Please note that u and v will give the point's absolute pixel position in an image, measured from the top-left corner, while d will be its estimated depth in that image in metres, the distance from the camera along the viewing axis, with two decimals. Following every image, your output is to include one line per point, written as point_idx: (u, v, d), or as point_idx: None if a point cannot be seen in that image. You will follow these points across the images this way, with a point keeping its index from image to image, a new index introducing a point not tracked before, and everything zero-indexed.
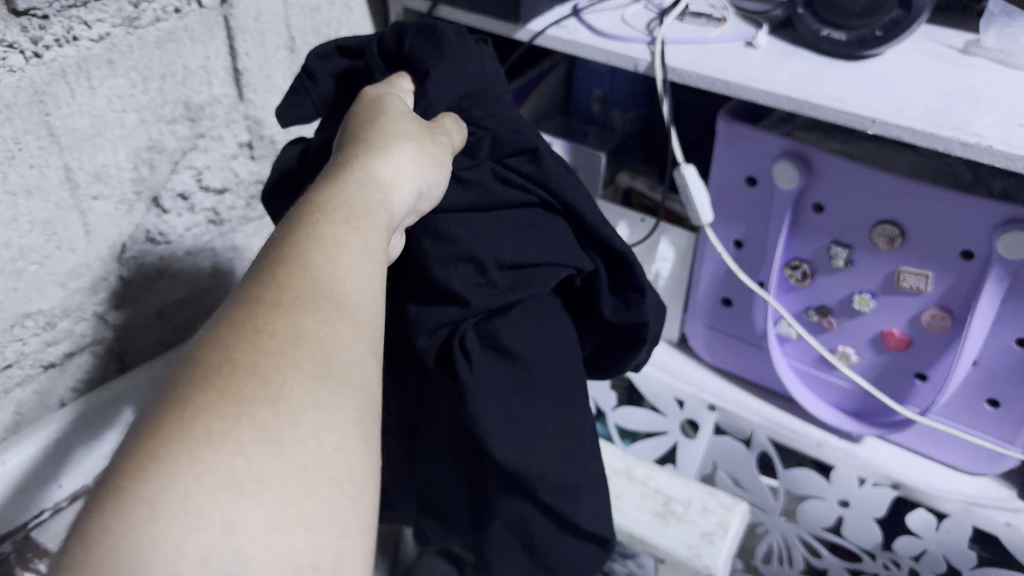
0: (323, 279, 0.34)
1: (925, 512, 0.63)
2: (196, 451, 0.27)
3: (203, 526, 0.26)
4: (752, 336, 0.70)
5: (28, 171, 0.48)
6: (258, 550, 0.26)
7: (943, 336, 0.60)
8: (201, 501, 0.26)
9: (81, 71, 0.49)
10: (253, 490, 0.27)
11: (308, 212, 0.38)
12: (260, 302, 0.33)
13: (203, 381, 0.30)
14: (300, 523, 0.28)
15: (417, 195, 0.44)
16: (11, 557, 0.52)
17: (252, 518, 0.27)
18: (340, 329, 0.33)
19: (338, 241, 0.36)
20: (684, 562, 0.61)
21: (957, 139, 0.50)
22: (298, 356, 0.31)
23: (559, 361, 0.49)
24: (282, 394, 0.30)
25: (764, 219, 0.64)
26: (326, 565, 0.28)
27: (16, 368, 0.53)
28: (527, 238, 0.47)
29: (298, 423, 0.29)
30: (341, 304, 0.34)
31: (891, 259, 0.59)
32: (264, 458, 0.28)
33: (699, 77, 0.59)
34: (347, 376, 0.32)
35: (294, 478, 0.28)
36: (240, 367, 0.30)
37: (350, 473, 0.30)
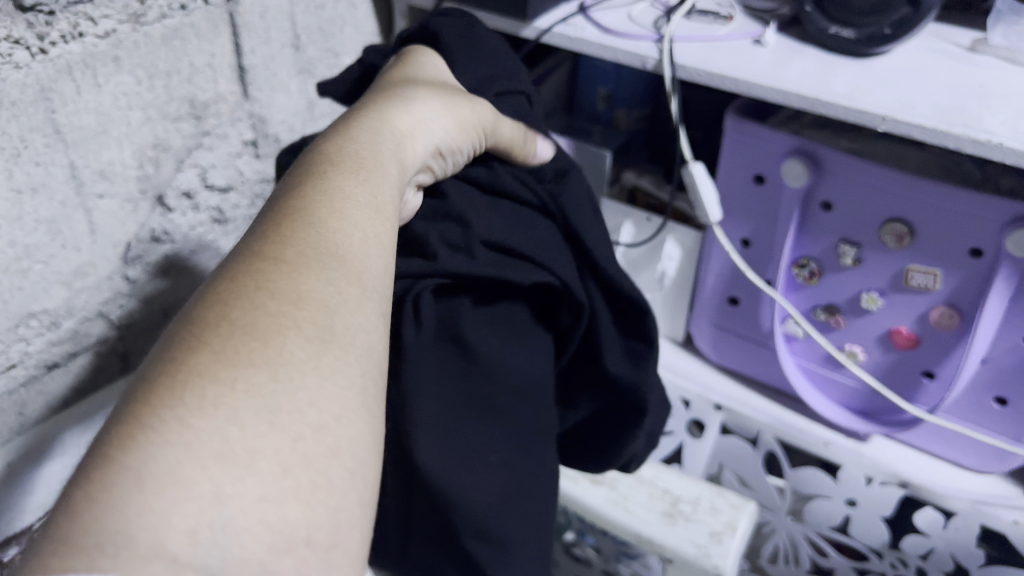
0: (327, 234, 0.35)
1: (932, 511, 0.63)
2: (189, 418, 0.27)
3: (192, 496, 0.26)
4: (759, 335, 0.69)
5: (34, 168, 0.48)
6: (246, 523, 0.26)
7: (952, 335, 0.59)
8: (190, 470, 0.26)
9: (87, 68, 0.49)
10: (247, 460, 0.27)
11: (319, 171, 0.38)
12: (263, 261, 0.33)
13: (200, 341, 0.30)
14: (295, 495, 0.27)
15: (435, 149, 0.44)
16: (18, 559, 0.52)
17: (244, 489, 0.26)
18: (342, 287, 0.33)
19: (345, 195, 0.37)
20: (691, 563, 0.60)
21: (968, 137, 0.50)
22: (298, 319, 0.31)
23: (531, 391, 0.47)
24: (282, 356, 0.30)
25: (772, 217, 0.64)
26: (321, 539, 0.28)
27: (19, 368, 0.53)
28: (522, 233, 0.48)
29: (295, 388, 0.29)
30: (344, 261, 0.34)
31: (900, 258, 0.59)
32: (259, 426, 0.28)
33: (708, 74, 0.58)
34: (348, 341, 0.32)
35: (291, 448, 0.28)
36: (237, 328, 0.30)
37: (348, 441, 0.30)
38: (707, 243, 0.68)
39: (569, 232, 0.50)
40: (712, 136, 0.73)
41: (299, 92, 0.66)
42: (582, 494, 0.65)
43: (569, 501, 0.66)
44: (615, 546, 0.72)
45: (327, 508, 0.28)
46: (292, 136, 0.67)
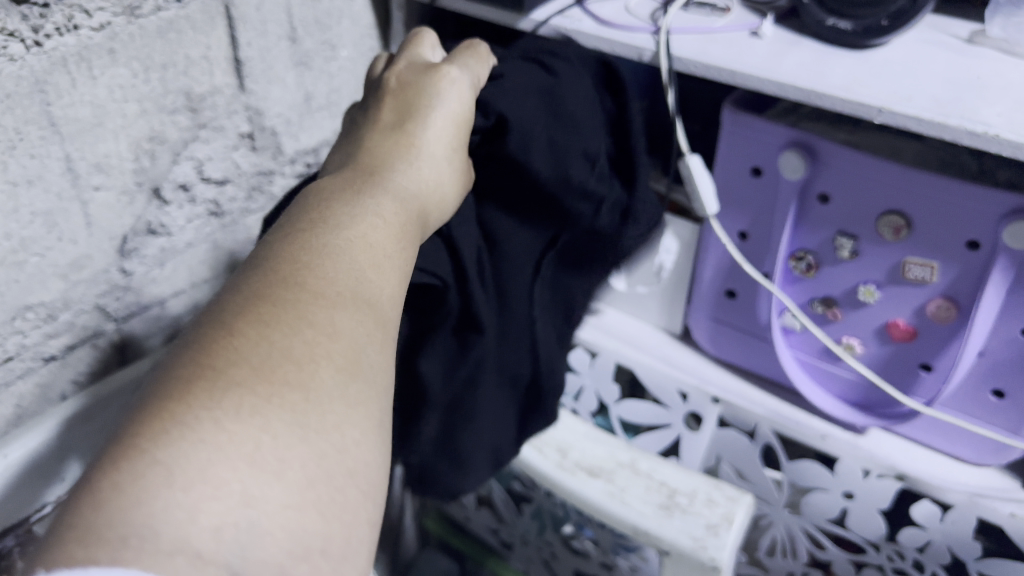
0: (367, 282, 0.36)
1: (929, 503, 0.63)
2: (228, 425, 0.29)
3: (221, 494, 0.27)
4: (757, 329, 0.69)
5: (29, 161, 0.48)
6: (270, 527, 0.27)
7: (948, 328, 0.59)
8: (220, 470, 0.28)
9: (82, 60, 0.49)
10: (276, 469, 0.29)
11: (358, 206, 0.39)
12: (303, 287, 0.34)
13: (240, 354, 0.31)
14: (313, 506, 0.29)
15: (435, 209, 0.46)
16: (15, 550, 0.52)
17: (270, 493, 0.28)
18: (371, 335, 0.34)
19: (382, 245, 0.38)
20: (688, 555, 0.61)
21: (964, 128, 0.50)
22: (330, 349, 0.32)
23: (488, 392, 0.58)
24: (314, 385, 0.31)
25: (769, 209, 0.64)
26: (334, 550, 0.29)
27: (16, 361, 0.53)
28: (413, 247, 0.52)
29: (324, 412, 0.31)
30: (377, 309, 0.35)
31: (898, 251, 0.59)
32: (289, 440, 0.29)
33: (704, 66, 0.58)
34: (372, 374, 0.33)
35: (316, 464, 0.29)
36: (276, 349, 0.31)
37: (364, 465, 0.31)
38: (704, 235, 0.68)
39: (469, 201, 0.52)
40: (710, 129, 0.73)
41: (296, 84, 0.65)
42: (579, 486, 0.66)
43: (566, 492, 0.66)
44: (612, 538, 0.73)
45: (341, 522, 0.30)
46: (289, 129, 0.67)
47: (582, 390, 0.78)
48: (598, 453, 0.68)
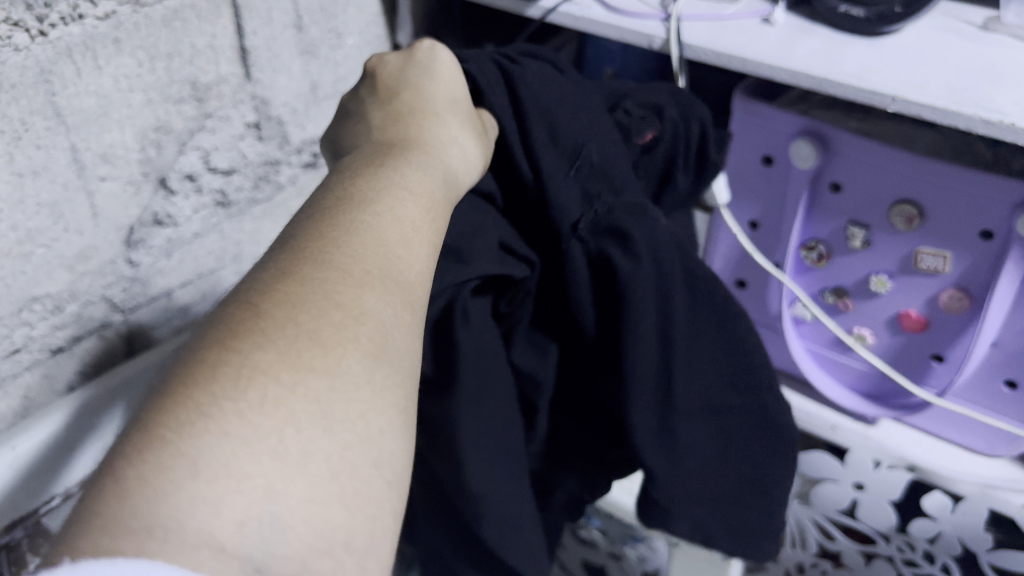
0: (391, 260, 0.34)
1: (941, 495, 0.62)
2: (250, 416, 0.27)
3: (246, 489, 0.26)
4: (767, 319, 0.69)
5: (35, 152, 0.48)
6: (292, 521, 0.26)
7: (962, 318, 0.59)
8: (245, 464, 0.26)
9: (87, 50, 0.49)
10: (299, 462, 0.27)
11: (387, 185, 0.37)
12: (327, 265, 0.32)
13: (264, 336, 0.29)
14: (338, 497, 0.27)
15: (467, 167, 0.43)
16: (23, 543, 0.51)
17: (295, 488, 0.26)
18: (399, 313, 0.33)
19: (405, 219, 0.36)
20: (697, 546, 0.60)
21: (979, 118, 0.49)
22: (358, 332, 0.31)
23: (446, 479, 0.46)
24: (341, 371, 0.29)
25: (780, 197, 0.63)
26: (358, 544, 0.27)
27: (24, 352, 0.53)
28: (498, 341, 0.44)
29: (349, 399, 0.29)
30: (403, 287, 0.33)
31: (911, 240, 0.58)
32: (312, 430, 0.28)
33: (715, 53, 0.57)
34: (398, 362, 0.31)
35: (341, 455, 0.28)
36: (303, 331, 0.30)
37: (389, 453, 0.29)
38: (714, 224, 0.67)
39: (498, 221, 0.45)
40: (720, 117, 0.73)
41: (302, 73, 0.65)
42: None
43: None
44: (621, 528, 0.73)
45: (364, 514, 0.28)
46: (296, 117, 0.67)
47: None
48: None
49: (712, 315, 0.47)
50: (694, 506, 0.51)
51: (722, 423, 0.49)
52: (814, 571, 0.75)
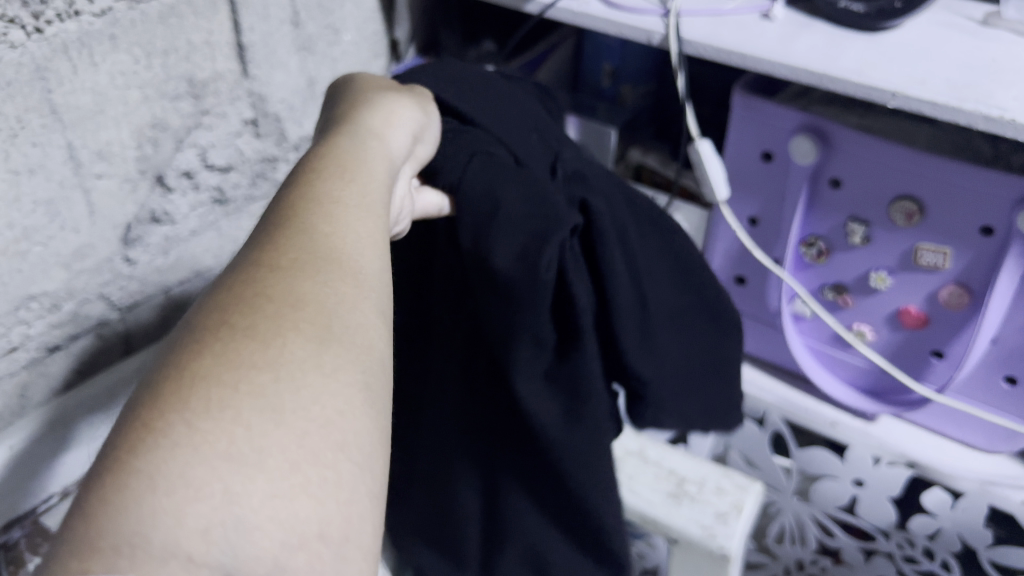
0: (323, 240, 0.33)
1: (940, 491, 0.62)
2: (192, 422, 0.26)
3: (203, 496, 0.25)
4: (766, 315, 0.69)
5: (31, 149, 0.48)
6: (258, 522, 0.25)
7: (962, 315, 0.59)
8: (200, 472, 0.25)
9: (83, 47, 0.48)
10: (255, 461, 0.26)
11: (324, 173, 0.36)
12: (259, 266, 0.31)
13: (201, 345, 0.28)
14: (303, 488, 0.26)
15: (413, 136, 0.43)
16: (21, 542, 0.52)
17: (253, 488, 0.25)
18: (342, 290, 0.31)
19: (333, 198, 0.35)
20: (696, 543, 0.61)
21: (979, 113, 0.49)
22: (297, 319, 0.30)
23: (560, 440, 0.52)
24: (283, 357, 0.28)
25: (780, 193, 0.63)
26: (334, 534, 0.26)
27: (21, 351, 0.53)
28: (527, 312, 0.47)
29: (298, 387, 0.28)
30: (342, 262, 0.32)
31: (910, 236, 0.58)
32: (264, 426, 0.26)
33: (714, 49, 0.57)
34: (348, 339, 0.30)
35: (297, 445, 0.27)
36: (237, 331, 0.29)
37: (355, 437, 0.28)
38: (713, 220, 0.67)
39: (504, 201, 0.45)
40: (720, 113, 0.72)
41: (300, 69, 0.65)
42: None
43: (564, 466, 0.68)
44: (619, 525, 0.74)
45: (338, 502, 0.27)
46: (293, 114, 0.66)
47: None
48: None
49: (626, 199, 0.53)
50: (683, 402, 0.56)
51: (680, 325, 0.55)
52: (813, 568, 0.74)
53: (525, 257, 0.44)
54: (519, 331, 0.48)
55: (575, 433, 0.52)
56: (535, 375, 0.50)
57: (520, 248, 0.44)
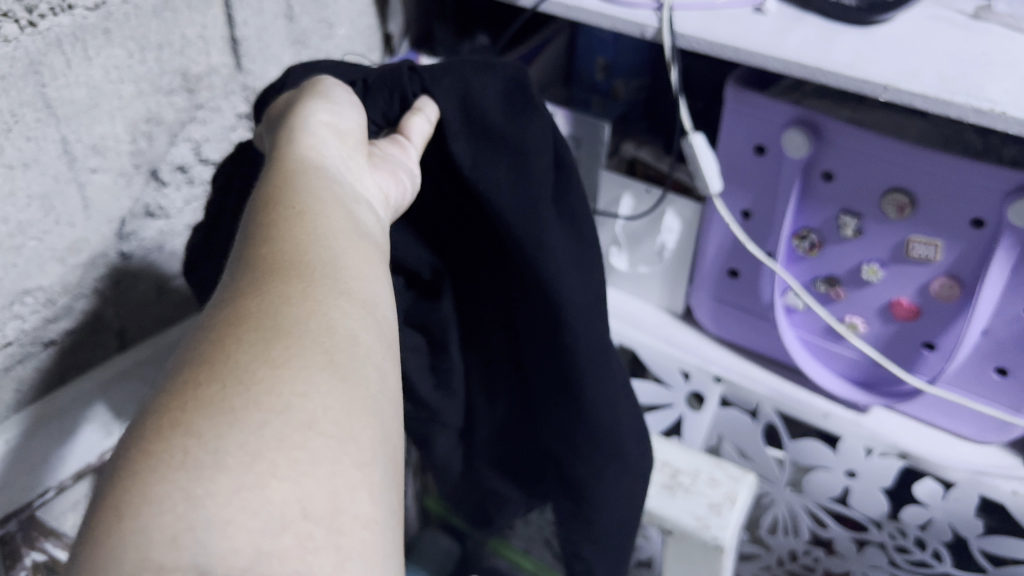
0: (262, 258, 0.34)
1: (932, 481, 0.63)
2: (147, 445, 0.26)
3: (165, 508, 0.25)
4: (759, 307, 0.69)
5: (25, 143, 0.47)
6: (227, 516, 0.25)
7: (953, 306, 0.59)
8: (158, 488, 0.25)
9: (77, 41, 0.48)
10: (213, 462, 0.26)
11: (261, 202, 0.37)
12: (208, 308, 0.32)
13: (161, 387, 0.29)
14: (272, 474, 0.26)
15: (339, 134, 0.42)
16: (17, 536, 0.51)
17: (215, 487, 0.25)
18: (287, 292, 0.32)
19: (269, 220, 0.36)
20: (691, 534, 0.61)
21: (970, 106, 0.49)
22: (241, 333, 0.30)
23: (573, 290, 0.50)
24: (229, 365, 0.29)
25: (773, 186, 0.63)
26: (320, 510, 0.26)
27: (15, 346, 0.52)
28: (516, 151, 0.47)
29: (250, 385, 0.28)
30: (283, 268, 0.33)
31: (902, 228, 0.58)
32: (218, 428, 0.27)
33: (706, 43, 0.58)
34: (302, 330, 0.31)
35: (256, 436, 0.27)
36: (184, 364, 0.29)
37: (323, 414, 0.28)
38: (707, 214, 0.67)
39: (455, 80, 0.47)
40: (713, 107, 0.73)
41: (294, 63, 0.65)
42: None
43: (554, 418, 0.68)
44: None
45: (316, 480, 0.27)
46: None
47: None
48: None
49: None
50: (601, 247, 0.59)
51: None
52: (806, 558, 0.75)
53: (514, 112, 0.47)
54: (535, 185, 0.48)
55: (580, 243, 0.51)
56: (551, 228, 0.49)
57: (505, 100, 0.47)
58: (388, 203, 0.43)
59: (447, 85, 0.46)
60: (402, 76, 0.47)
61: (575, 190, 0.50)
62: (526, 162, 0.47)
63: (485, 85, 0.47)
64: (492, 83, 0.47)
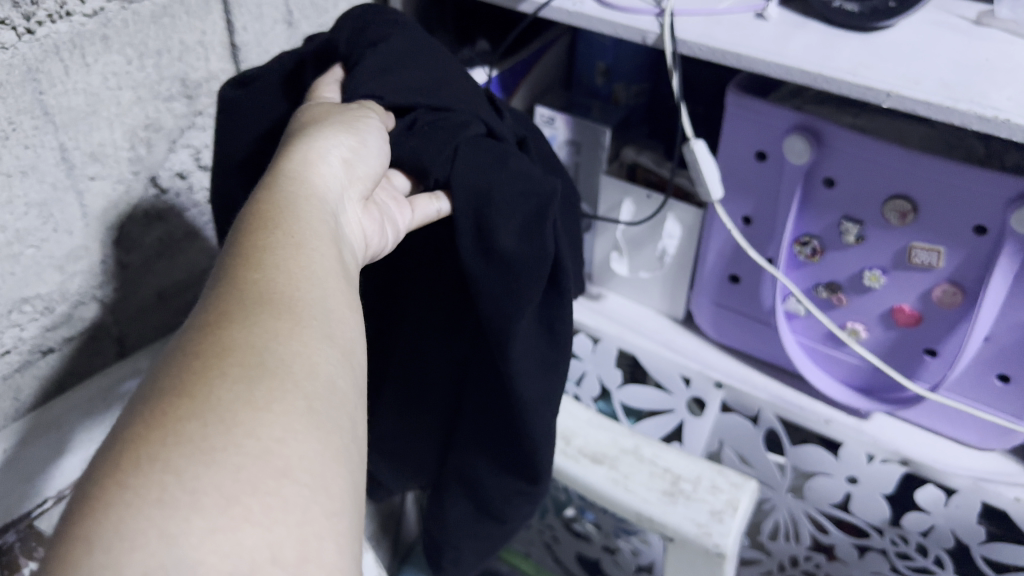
0: (251, 288, 0.34)
1: (934, 488, 0.63)
2: (123, 477, 0.26)
3: (139, 545, 0.25)
4: (760, 313, 0.69)
5: (23, 151, 0.47)
6: (200, 558, 0.25)
7: (955, 313, 0.59)
8: (135, 523, 0.25)
9: (76, 48, 0.48)
10: (189, 501, 0.26)
11: (253, 223, 0.38)
12: (189, 331, 0.32)
13: (138, 411, 0.29)
14: (245, 518, 0.26)
15: (344, 164, 0.43)
16: (15, 546, 0.50)
17: (190, 527, 0.26)
18: (274, 328, 0.32)
19: (259, 248, 0.36)
20: (692, 541, 0.61)
21: (973, 113, 0.49)
22: (224, 366, 0.30)
23: (531, 390, 0.53)
24: (211, 403, 0.29)
25: (774, 192, 0.63)
26: (288, 557, 0.27)
27: (13, 354, 0.52)
28: (509, 269, 0.48)
29: (229, 426, 0.28)
30: (271, 302, 0.33)
31: (903, 236, 0.58)
32: (196, 468, 0.27)
33: (708, 49, 0.57)
34: (284, 371, 0.31)
35: (232, 479, 0.27)
36: (165, 392, 0.29)
37: (299, 460, 0.29)
38: (708, 219, 0.67)
39: (485, 181, 0.47)
40: (714, 112, 0.73)
41: None
42: (583, 473, 0.66)
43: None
44: (614, 522, 0.78)
45: (286, 526, 0.27)
46: None
47: (584, 375, 0.78)
48: (603, 440, 0.68)
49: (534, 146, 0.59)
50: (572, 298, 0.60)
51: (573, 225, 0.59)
52: (807, 565, 0.74)
53: (527, 231, 0.48)
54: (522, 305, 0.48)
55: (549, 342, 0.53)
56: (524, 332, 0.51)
57: (520, 225, 0.48)
58: (367, 252, 0.44)
59: (473, 185, 0.47)
60: (435, 157, 0.47)
61: (564, 316, 0.53)
62: (518, 279, 0.48)
63: (508, 197, 0.47)
64: (515, 197, 0.48)
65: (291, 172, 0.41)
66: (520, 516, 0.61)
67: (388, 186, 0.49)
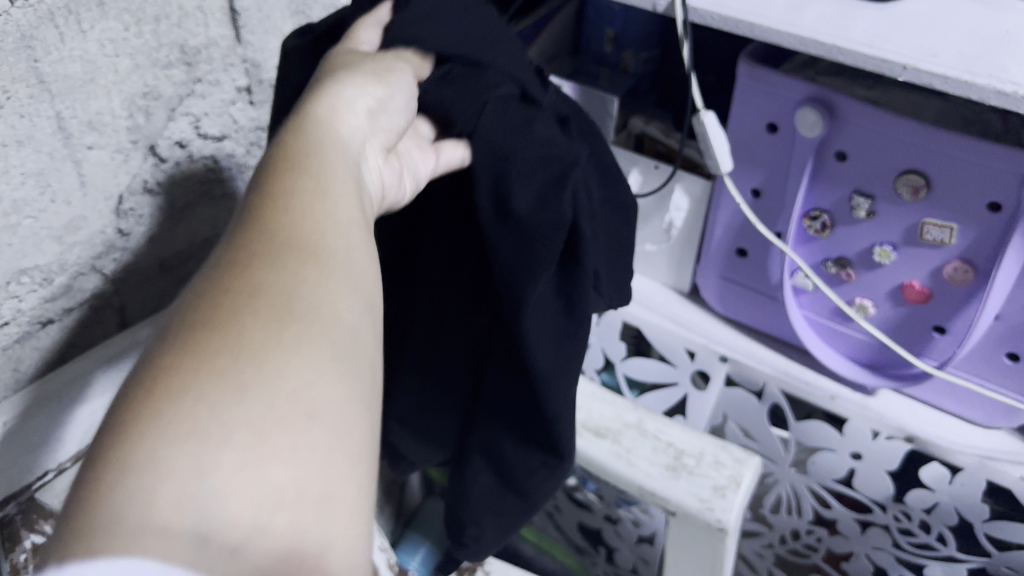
0: (280, 224, 0.33)
1: (938, 465, 0.62)
2: (153, 407, 0.26)
3: (170, 475, 0.25)
4: (767, 287, 0.68)
5: (18, 121, 0.46)
6: (230, 489, 0.25)
7: (966, 289, 0.58)
8: (168, 453, 0.25)
9: (71, 14, 0.47)
10: (221, 435, 0.26)
11: (279, 162, 0.37)
12: (218, 265, 0.32)
13: (169, 345, 0.28)
14: (275, 457, 0.26)
15: (372, 112, 0.42)
16: (16, 519, 0.51)
17: (222, 460, 0.25)
18: (304, 267, 0.32)
19: (287, 185, 0.35)
20: (695, 516, 0.60)
21: (992, 88, 0.48)
22: (253, 303, 0.30)
23: (543, 355, 0.51)
24: (241, 340, 0.28)
25: (785, 165, 0.62)
26: (313, 496, 0.26)
27: (13, 325, 0.52)
28: (523, 237, 0.46)
29: (263, 364, 0.28)
30: (302, 240, 0.33)
31: (915, 211, 0.57)
32: (227, 403, 0.26)
33: (721, 18, 0.56)
34: (313, 313, 0.30)
35: (263, 415, 0.27)
36: (195, 325, 0.29)
37: (325, 403, 0.28)
38: (716, 193, 0.66)
39: (507, 145, 0.46)
40: (725, 81, 0.71)
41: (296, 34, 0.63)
42: (585, 446, 0.66)
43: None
44: (615, 492, 0.78)
45: (312, 463, 0.26)
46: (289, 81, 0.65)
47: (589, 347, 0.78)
48: (606, 415, 0.68)
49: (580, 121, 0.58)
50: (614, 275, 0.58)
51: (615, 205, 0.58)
52: (809, 538, 0.74)
53: (546, 197, 0.46)
54: (537, 265, 0.47)
55: (562, 316, 0.52)
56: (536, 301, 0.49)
57: (538, 191, 0.46)
58: (385, 202, 0.44)
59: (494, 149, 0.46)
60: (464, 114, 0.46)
61: (581, 290, 0.51)
62: (534, 244, 0.47)
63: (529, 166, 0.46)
64: (535, 166, 0.46)
65: (315, 117, 0.40)
66: (544, 488, 0.59)
67: (414, 135, 0.48)
